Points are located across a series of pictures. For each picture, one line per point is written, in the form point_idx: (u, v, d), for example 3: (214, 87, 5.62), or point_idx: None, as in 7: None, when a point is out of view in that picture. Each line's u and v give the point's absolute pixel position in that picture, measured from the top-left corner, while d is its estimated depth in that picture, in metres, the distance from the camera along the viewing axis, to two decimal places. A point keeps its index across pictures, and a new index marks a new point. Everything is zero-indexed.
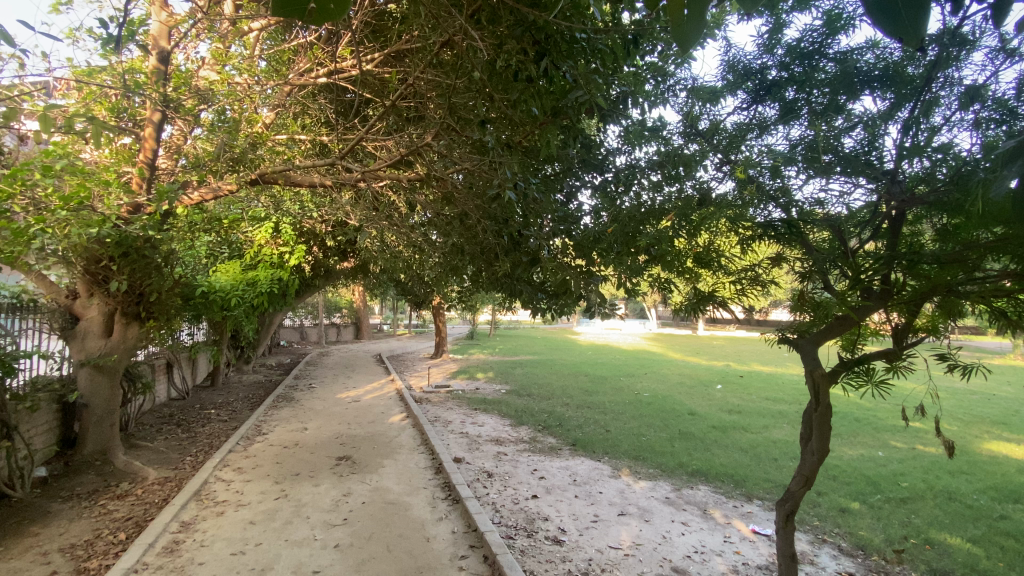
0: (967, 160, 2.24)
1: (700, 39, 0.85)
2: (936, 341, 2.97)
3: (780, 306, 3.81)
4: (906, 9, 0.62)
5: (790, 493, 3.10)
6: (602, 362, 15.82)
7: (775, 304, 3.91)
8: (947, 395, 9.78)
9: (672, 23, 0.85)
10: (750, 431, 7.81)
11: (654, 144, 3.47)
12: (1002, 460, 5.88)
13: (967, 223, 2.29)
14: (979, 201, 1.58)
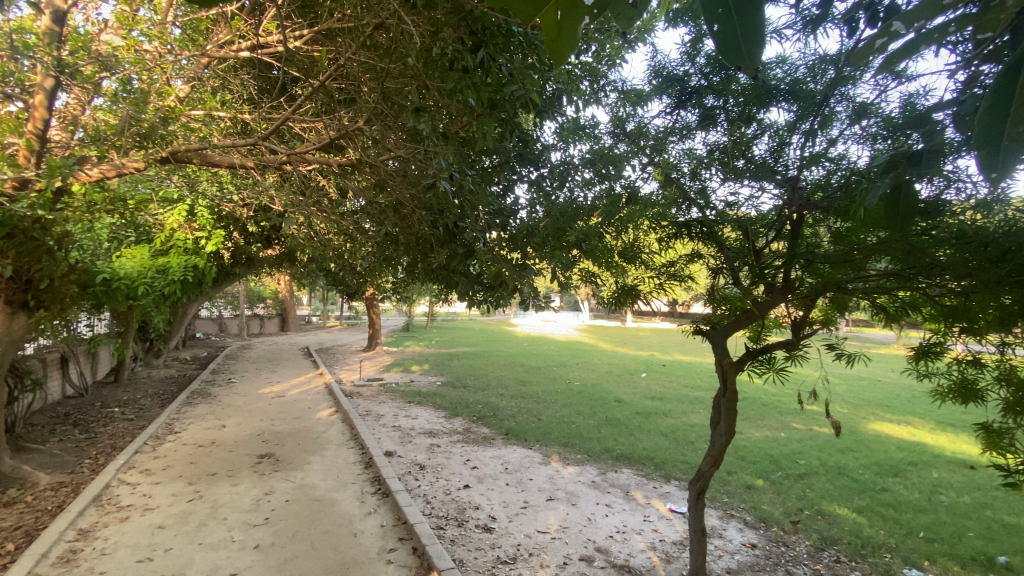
0: (856, 170, 2.52)
1: (572, 55, 0.78)
2: (829, 332, 3.29)
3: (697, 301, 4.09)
4: (746, 44, 0.63)
5: (701, 473, 3.33)
6: (537, 353, 16.11)
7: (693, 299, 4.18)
8: (840, 381, 10.88)
9: (546, 36, 0.76)
10: (671, 416, 8.32)
11: (586, 143, 3.57)
12: (883, 438, 6.64)
13: (855, 227, 2.59)
14: (862, 209, 1.80)
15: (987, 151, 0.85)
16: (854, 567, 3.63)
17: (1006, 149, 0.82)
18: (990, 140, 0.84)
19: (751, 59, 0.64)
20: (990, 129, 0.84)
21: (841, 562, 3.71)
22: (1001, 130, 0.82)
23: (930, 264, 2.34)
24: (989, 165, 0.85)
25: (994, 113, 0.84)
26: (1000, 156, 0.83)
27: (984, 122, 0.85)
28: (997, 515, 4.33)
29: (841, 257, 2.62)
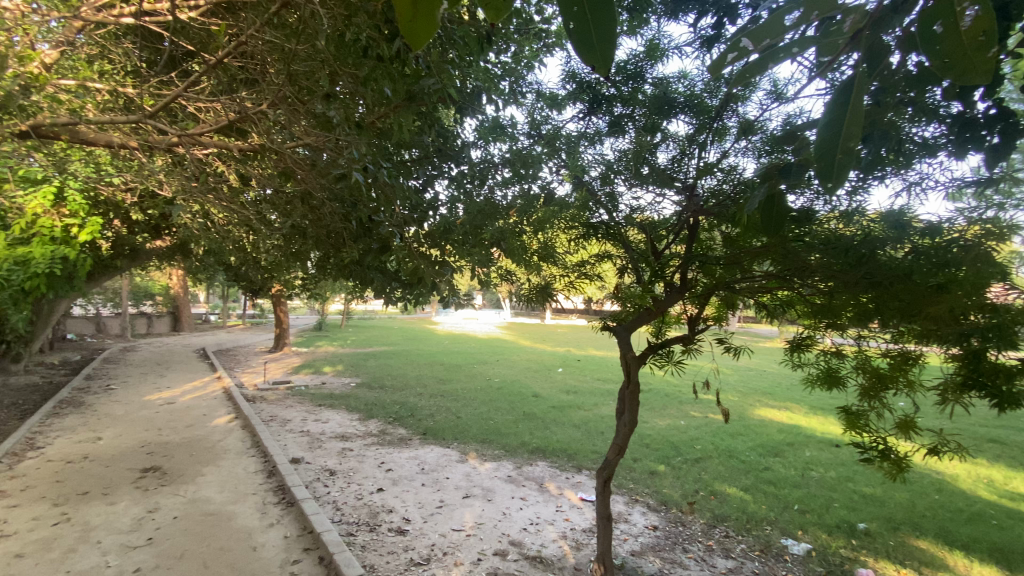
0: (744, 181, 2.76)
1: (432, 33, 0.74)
2: (718, 326, 3.62)
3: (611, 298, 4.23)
4: (599, 40, 0.65)
5: (607, 462, 3.50)
6: (456, 351, 16.04)
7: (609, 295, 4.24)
8: (732, 372, 11.97)
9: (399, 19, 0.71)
10: (584, 409, 8.67)
11: (504, 143, 3.60)
12: (767, 423, 7.38)
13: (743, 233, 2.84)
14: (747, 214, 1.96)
15: (826, 162, 0.93)
16: (740, 540, 3.99)
17: (841, 160, 0.92)
18: (828, 153, 0.93)
19: (606, 61, 0.65)
20: (831, 145, 0.92)
21: (730, 536, 4.06)
22: (837, 144, 0.91)
23: (803, 265, 2.65)
24: (827, 174, 0.95)
25: (833, 128, 0.92)
26: (837, 167, 0.93)
27: (825, 137, 0.93)
28: (856, 485, 4.97)
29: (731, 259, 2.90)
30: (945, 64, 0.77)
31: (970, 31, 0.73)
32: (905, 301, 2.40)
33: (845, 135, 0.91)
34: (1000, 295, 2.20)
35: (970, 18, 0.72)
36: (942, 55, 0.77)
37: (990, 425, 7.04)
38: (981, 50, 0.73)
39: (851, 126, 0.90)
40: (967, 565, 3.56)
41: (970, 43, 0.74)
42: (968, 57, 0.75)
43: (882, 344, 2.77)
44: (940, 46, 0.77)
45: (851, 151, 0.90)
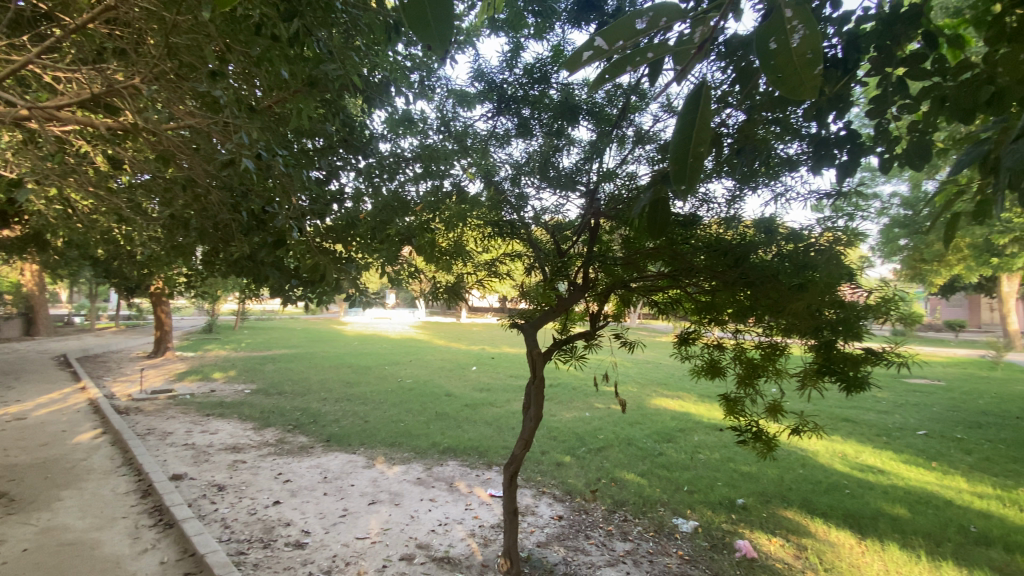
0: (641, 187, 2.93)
1: None
2: (617, 323, 3.85)
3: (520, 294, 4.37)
4: (435, 21, 0.77)
5: (513, 456, 3.54)
6: (364, 352, 15.41)
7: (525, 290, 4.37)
8: (634, 364, 12.74)
9: None
10: (496, 405, 8.75)
11: (415, 138, 3.51)
12: (663, 411, 7.93)
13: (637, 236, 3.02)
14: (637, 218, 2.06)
15: (679, 164, 0.92)
16: (637, 523, 4.25)
17: (692, 165, 0.92)
18: (681, 157, 0.92)
19: (438, 40, 0.78)
20: (684, 147, 0.91)
21: (628, 520, 4.31)
22: (688, 149, 0.91)
23: (691, 266, 2.89)
24: (681, 178, 0.94)
25: (684, 133, 0.91)
26: (688, 171, 0.92)
27: (679, 140, 0.92)
28: (736, 465, 5.51)
29: (628, 259, 3.08)
30: (778, 79, 0.84)
31: (799, 49, 0.81)
32: (774, 298, 2.64)
33: (695, 140, 0.90)
34: (851, 294, 2.60)
35: (798, 37, 0.80)
36: (776, 70, 0.83)
37: (843, 407, 8.12)
38: (808, 67, 0.81)
39: (701, 131, 0.90)
40: (822, 529, 4.07)
41: (799, 59, 0.81)
42: (798, 73, 0.82)
43: (755, 337, 3.08)
44: (774, 61, 0.82)
45: (702, 155, 0.91)
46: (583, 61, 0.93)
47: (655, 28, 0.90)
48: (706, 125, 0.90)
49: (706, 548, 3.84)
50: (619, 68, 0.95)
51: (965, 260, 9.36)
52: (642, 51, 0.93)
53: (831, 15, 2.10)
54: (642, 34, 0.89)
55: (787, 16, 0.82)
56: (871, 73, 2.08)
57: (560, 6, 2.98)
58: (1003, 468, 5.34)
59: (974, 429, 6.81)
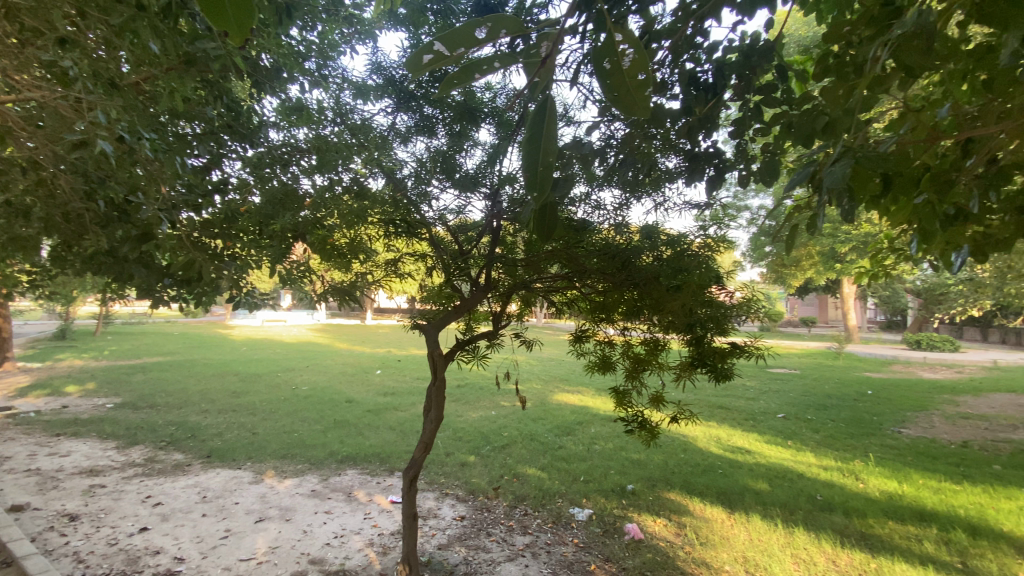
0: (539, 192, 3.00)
1: None
2: (517, 323, 3.94)
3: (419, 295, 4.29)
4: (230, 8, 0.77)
5: (413, 460, 3.48)
6: (254, 358, 14.23)
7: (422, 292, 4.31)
8: (538, 362, 13.11)
9: None
10: (399, 409, 8.53)
11: (309, 128, 3.21)
12: (564, 406, 8.25)
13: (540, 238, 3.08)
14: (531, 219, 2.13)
15: (531, 173, 0.90)
16: (536, 516, 4.38)
17: (543, 173, 0.90)
18: (531, 164, 0.90)
19: (235, 27, 0.79)
20: (534, 156, 0.90)
21: (528, 514, 4.43)
22: (537, 158, 0.90)
23: (589, 268, 3.05)
24: (533, 186, 0.91)
25: (532, 143, 0.92)
26: (540, 179, 0.90)
27: (529, 150, 0.91)
28: (628, 453, 5.90)
29: (530, 261, 3.15)
30: (614, 97, 0.92)
31: (630, 71, 0.89)
32: (655, 297, 2.88)
33: (544, 150, 0.90)
34: (719, 294, 2.93)
35: (628, 60, 0.88)
36: (612, 87, 0.91)
37: (719, 395, 9.02)
38: (640, 87, 0.90)
39: (548, 141, 0.91)
40: (699, 506, 4.49)
41: (632, 80, 0.90)
42: (630, 92, 0.90)
43: (641, 333, 3.33)
44: (611, 80, 0.91)
45: (551, 165, 0.89)
46: (427, 64, 0.94)
47: (495, 40, 0.92)
48: (553, 134, 0.89)
49: (599, 534, 4.06)
50: (466, 78, 0.96)
51: (815, 264, 10.85)
52: (488, 60, 0.95)
53: (702, 44, 2.37)
54: (482, 43, 0.91)
55: (617, 40, 0.89)
56: (737, 98, 2.33)
57: (462, 6, 2.97)
58: (841, 442, 6.27)
59: (820, 411, 7.91)
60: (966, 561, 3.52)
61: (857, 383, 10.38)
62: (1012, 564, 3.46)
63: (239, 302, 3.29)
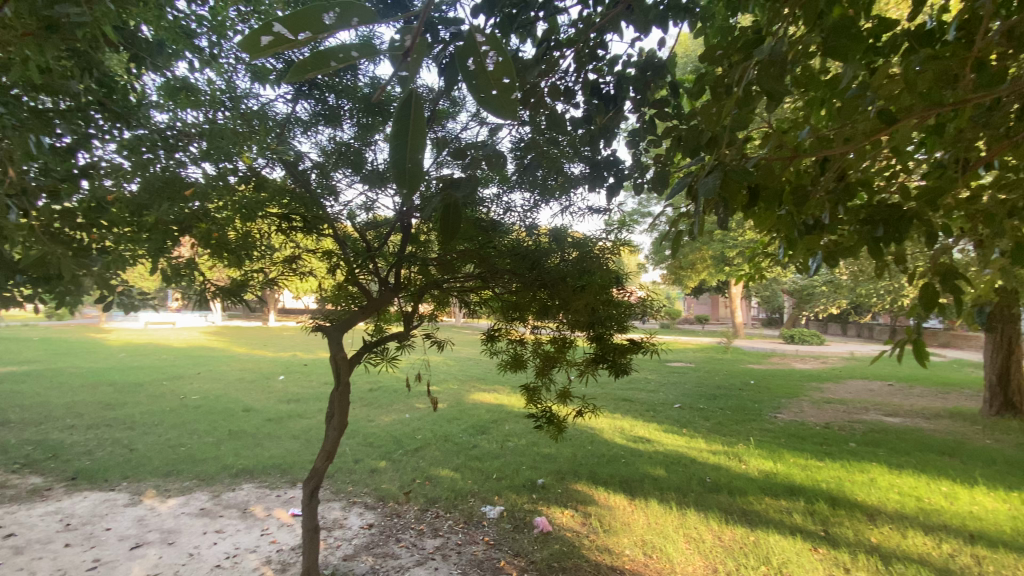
0: None
1: None
2: (428, 324, 3.87)
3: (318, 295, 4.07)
4: None
5: (314, 469, 3.31)
6: (135, 365, 12.71)
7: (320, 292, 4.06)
8: (454, 363, 13.03)
9: None
10: (305, 416, 8.05)
11: (199, 111, 2.93)
12: (479, 406, 8.28)
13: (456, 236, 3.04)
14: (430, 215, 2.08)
15: (399, 170, 0.83)
16: (448, 517, 4.34)
17: (411, 170, 0.83)
18: (399, 159, 0.83)
19: None
20: (401, 151, 0.83)
21: (439, 516, 4.37)
22: (404, 155, 0.82)
23: (502, 267, 3.09)
24: (402, 182, 0.84)
25: (399, 140, 0.83)
26: (411, 175, 0.84)
27: (395, 146, 0.84)
28: (540, 448, 6.04)
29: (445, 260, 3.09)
30: (482, 98, 0.84)
31: (494, 74, 0.82)
32: (562, 297, 3.01)
33: (413, 145, 0.82)
34: (620, 294, 3.18)
35: (492, 63, 0.81)
36: (479, 89, 0.82)
37: (624, 389, 9.54)
38: (506, 92, 0.82)
39: (416, 137, 0.83)
40: (603, 495, 4.72)
41: (496, 83, 0.82)
42: (498, 95, 0.82)
43: (550, 332, 3.41)
44: (476, 81, 0.83)
45: (420, 163, 0.83)
46: (268, 43, 0.82)
47: (345, 27, 0.78)
48: (420, 133, 0.82)
49: (509, 530, 4.12)
50: (321, 64, 0.85)
51: (709, 267, 11.88)
52: (343, 46, 0.84)
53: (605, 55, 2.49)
54: (330, 31, 0.78)
55: (479, 40, 0.81)
56: (635, 110, 2.48)
57: None
58: (728, 428, 6.90)
59: (712, 400, 8.66)
60: (826, 528, 4.03)
61: (743, 374, 11.49)
62: (860, 528, 4.02)
63: (112, 303, 3.00)
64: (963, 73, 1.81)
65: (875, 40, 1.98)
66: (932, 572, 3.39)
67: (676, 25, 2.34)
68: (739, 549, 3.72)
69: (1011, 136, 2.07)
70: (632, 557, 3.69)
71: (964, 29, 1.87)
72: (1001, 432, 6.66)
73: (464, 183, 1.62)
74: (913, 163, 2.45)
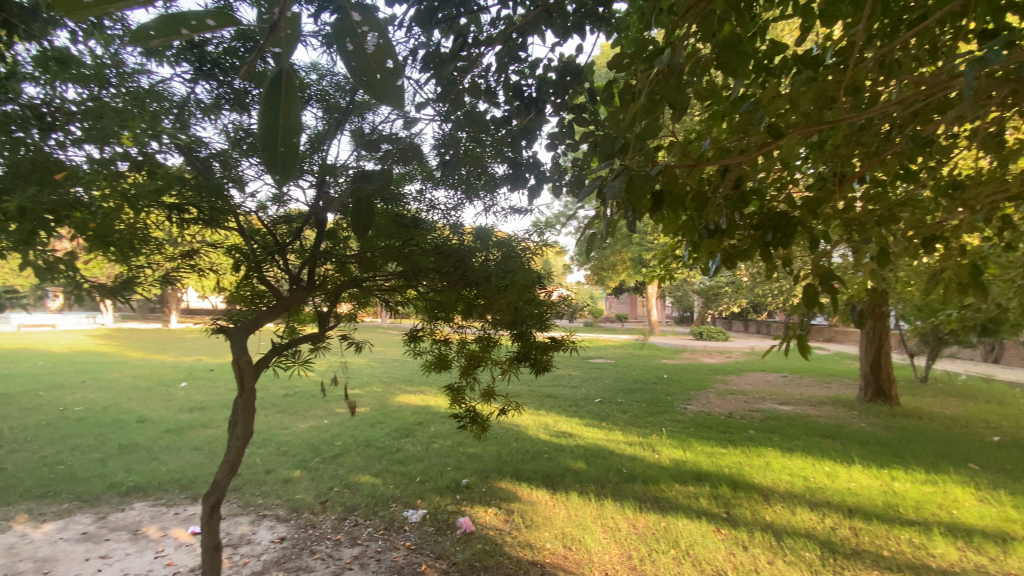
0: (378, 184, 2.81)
1: None
2: (346, 325, 3.69)
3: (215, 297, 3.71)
4: None
5: (215, 483, 3.06)
6: (1, 373, 11.08)
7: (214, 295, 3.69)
8: (378, 364, 12.64)
9: None
10: (211, 425, 7.44)
11: (78, 87, 2.57)
12: (403, 408, 8.09)
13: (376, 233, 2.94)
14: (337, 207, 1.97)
15: (268, 155, 0.74)
16: (367, 524, 4.19)
17: (284, 156, 0.75)
18: (269, 143, 0.75)
19: None
20: (271, 132, 0.75)
21: (358, 524, 4.21)
22: (276, 136, 0.75)
23: (427, 264, 3.06)
24: (274, 168, 0.76)
25: (269, 121, 0.75)
26: (283, 162, 0.77)
27: (265, 126, 0.75)
28: (465, 448, 6.01)
29: (366, 258, 2.95)
30: (362, 81, 0.75)
31: (376, 56, 0.73)
32: (486, 296, 3.00)
33: (284, 129, 0.75)
34: (543, 293, 3.25)
35: (372, 44, 0.72)
36: (360, 72, 0.74)
37: (549, 386, 9.74)
38: (390, 76, 0.74)
39: (288, 119, 0.75)
40: (527, 492, 4.78)
41: (378, 66, 0.74)
42: (380, 80, 0.75)
43: (474, 331, 3.38)
44: (355, 62, 0.74)
45: (294, 148, 0.75)
46: None
47: None
48: (294, 116, 0.75)
49: (431, 533, 4.05)
50: (171, 31, 0.76)
51: (628, 268, 12.49)
52: (196, 13, 0.73)
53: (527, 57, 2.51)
54: None
55: (355, 19, 0.73)
56: (555, 114, 2.52)
57: None
58: (645, 421, 7.27)
59: (630, 395, 9.09)
60: (728, 510, 4.36)
61: (658, 369, 12.18)
62: (757, 508, 4.39)
63: None
64: (837, 97, 2.03)
65: (767, 62, 2.17)
66: (816, 544, 3.77)
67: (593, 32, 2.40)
68: (651, 535, 3.93)
69: (877, 155, 2.35)
70: (553, 550, 3.78)
71: (839, 58, 2.09)
72: (872, 415, 7.57)
73: (376, 176, 1.57)
74: (803, 175, 2.70)
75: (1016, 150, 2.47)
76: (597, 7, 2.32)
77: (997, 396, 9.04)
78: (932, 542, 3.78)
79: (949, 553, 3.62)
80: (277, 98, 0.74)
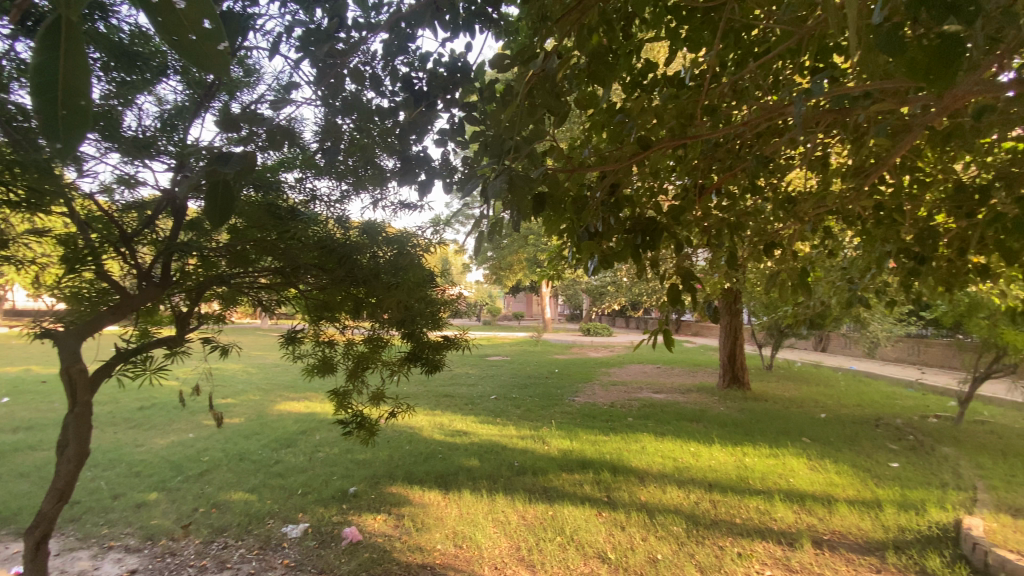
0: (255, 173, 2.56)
1: None
2: (209, 327, 3.30)
3: (36, 298, 3.10)
4: None
5: (40, 515, 2.59)
6: None
7: (36, 295, 3.08)
8: (257, 369, 11.59)
9: None
10: (40, 448, 6.27)
11: None
12: (285, 416, 7.51)
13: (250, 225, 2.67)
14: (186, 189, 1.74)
15: (47, 117, 0.69)
16: (238, 546, 3.82)
17: (67, 118, 0.70)
18: (47, 103, 0.69)
19: None
20: (49, 86, 0.68)
21: (228, 546, 3.82)
22: (54, 98, 0.69)
23: (313, 261, 2.86)
24: (54, 132, 0.71)
25: (44, 76, 0.68)
26: (65, 126, 0.71)
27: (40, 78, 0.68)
28: (352, 455, 5.74)
29: (236, 251, 2.66)
30: (174, 42, 0.68)
31: (189, 15, 0.66)
32: (374, 294, 2.89)
33: (66, 89, 0.68)
34: (439, 292, 3.25)
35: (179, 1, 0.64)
36: (166, 29, 0.66)
37: (444, 386, 9.65)
38: (205, 41, 0.69)
39: (69, 76, 0.68)
40: (418, 494, 4.70)
41: (194, 26, 0.67)
42: (197, 41, 0.68)
43: (361, 332, 3.22)
44: (162, 18, 0.65)
45: (80, 110, 0.70)
46: None
47: None
48: (81, 74, 0.68)
49: (313, 547, 3.81)
50: None
51: (524, 267, 12.84)
52: None
53: (416, 50, 2.44)
54: None
55: None
56: (446, 110, 2.48)
57: None
58: (536, 415, 7.51)
59: (523, 390, 9.34)
60: (608, 494, 4.65)
61: (550, 364, 12.66)
62: (635, 490, 4.74)
63: None
64: (697, 114, 2.26)
65: (641, 79, 2.36)
66: (682, 518, 4.18)
67: (483, 32, 2.42)
68: (539, 524, 4.07)
69: (730, 169, 2.67)
70: (443, 551, 3.75)
71: (698, 81, 2.34)
72: (729, 400, 8.59)
73: (236, 159, 1.38)
74: (672, 184, 2.96)
75: (835, 172, 2.94)
76: (489, 8, 2.34)
77: (823, 379, 10.75)
78: (773, 507, 4.38)
79: (786, 516, 4.22)
80: (53, 52, 0.67)
